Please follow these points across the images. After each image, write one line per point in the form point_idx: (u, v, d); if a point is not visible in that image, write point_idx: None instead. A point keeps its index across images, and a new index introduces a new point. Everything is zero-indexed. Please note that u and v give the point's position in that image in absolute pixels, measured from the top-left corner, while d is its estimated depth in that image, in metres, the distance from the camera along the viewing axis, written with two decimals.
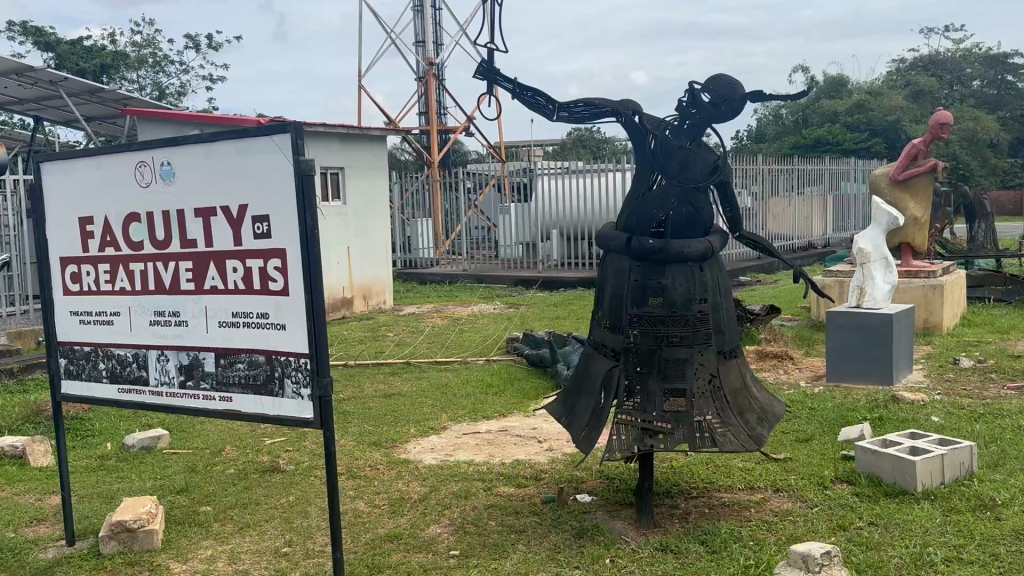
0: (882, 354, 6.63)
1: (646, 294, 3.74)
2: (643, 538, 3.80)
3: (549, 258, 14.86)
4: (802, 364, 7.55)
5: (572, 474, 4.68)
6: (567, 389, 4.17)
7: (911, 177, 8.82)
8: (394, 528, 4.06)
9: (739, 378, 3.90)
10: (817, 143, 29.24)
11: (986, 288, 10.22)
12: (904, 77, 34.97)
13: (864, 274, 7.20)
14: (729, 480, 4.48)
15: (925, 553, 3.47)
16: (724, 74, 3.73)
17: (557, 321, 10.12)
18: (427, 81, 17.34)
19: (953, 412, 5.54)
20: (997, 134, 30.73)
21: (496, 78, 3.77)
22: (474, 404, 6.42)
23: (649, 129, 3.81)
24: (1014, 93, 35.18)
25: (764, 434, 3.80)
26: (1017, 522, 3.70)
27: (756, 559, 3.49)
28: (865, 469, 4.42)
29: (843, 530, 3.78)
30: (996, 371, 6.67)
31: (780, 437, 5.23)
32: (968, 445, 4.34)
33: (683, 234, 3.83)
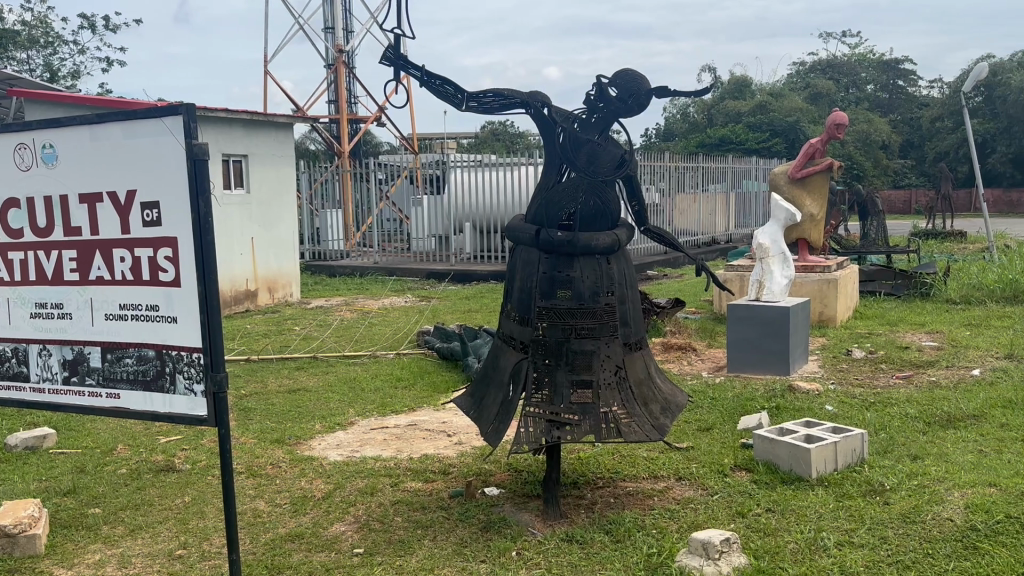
0: (779, 345, 6.85)
1: (555, 286, 3.74)
2: (549, 530, 3.80)
3: (462, 251, 14.79)
4: (705, 355, 7.76)
5: (481, 468, 4.66)
6: (475, 381, 4.14)
7: (808, 175, 9.15)
8: (295, 527, 3.95)
9: (644, 369, 3.95)
10: (722, 141, 30.09)
11: (876, 282, 10.71)
12: (802, 80, 36.40)
13: (763, 269, 7.42)
14: (634, 469, 4.55)
15: (819, 538, 3.59)
16: (629, 68, 3.74)
17: (468, 314, 10.08)
18: (337, 69, 16.92)
19: (844, 401, 5.78)
20: (889, 136, 32.30)
21: (404, 65, 3.69)
22: (382, 398, 6.33)
23: (558, 121, 3.80)
24: (903, 97, 37.09)
25: (668, 424, 3.84)
26: (904, 506, 3.87)
27: (659, 547, 3.55)
28: (763, 456, 4.56)
29: (742, 517, 3.88)
30: (886, 362, 6.99)
31: (683, 426, 5.35)
32: (859, 433, 4.52)
33: (590, 227, 3.84)
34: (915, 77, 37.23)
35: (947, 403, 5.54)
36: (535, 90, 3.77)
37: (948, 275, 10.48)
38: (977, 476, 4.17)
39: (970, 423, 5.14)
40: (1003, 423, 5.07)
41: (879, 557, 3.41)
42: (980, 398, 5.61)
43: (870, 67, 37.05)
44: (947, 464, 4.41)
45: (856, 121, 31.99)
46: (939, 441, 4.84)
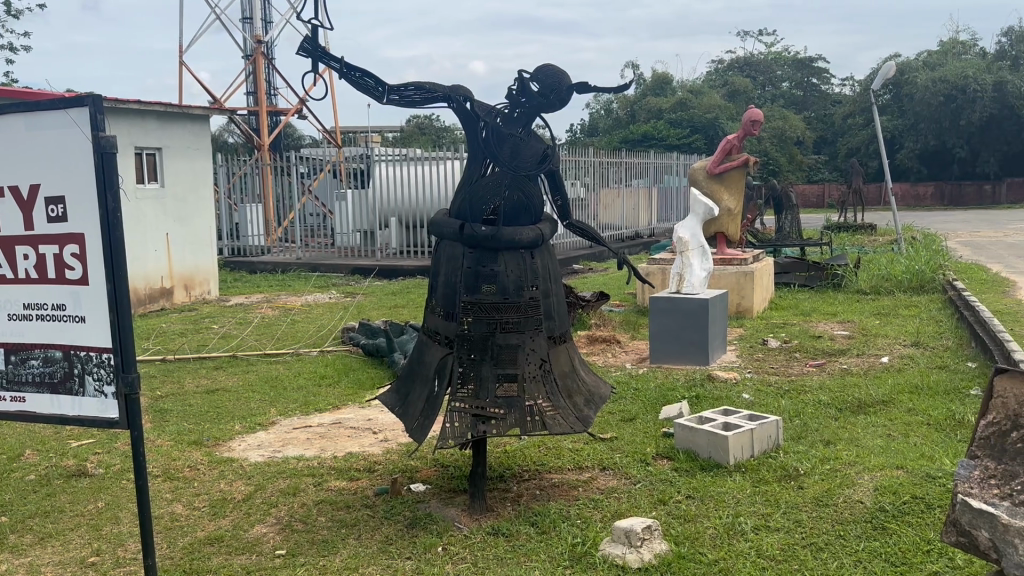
0: (699, 336, 7.03)
1: (479, 280, 3.74)
2: (475, 523, 3.81)
3: (387, 246, 14.65)
4: (629, 347, 7.90)
5: (407, 464, 4.63)
6: (400, 377, 4.11)
7: (725, 170, 9.38)
8: (215, 530, 3.85)
9: (568, 362, 3.99)
10: (644, 138, 30.41)
11: (791, 274, 11.09)
12: (720, 78, 37.33)
13: (683, 262, 7.60)
14: (560, 461, 4.60)
15: (737, 523, 3.70)
16: (551, 63, 3.77)
17: (394, 310, 10.00)
18: (255, 60, 16.49)
19: (761, 389, 5.97)
20: (803, 133, 33.46)
21: (323, 57, 3.63)
22: (306, 396, 6.23)
23: (481, 115, 3.80)
24: (816, 94, 38.47)
25: (591, 416, 3.89)
26: (816, 490, 4.03)
27: (583, 537, 3.60)
28: (683, 445, 4.68)
29: (663, 504, 3.97)
30: (800, 351, 7.25)
31: (607, 418, 5.43)
32: (774, 420, 4.68)
33: (515, 221, 3.86)
34: (828, 75, 38.61)
35: (858, 389, 5.79)
36: (457, 84, 3.75)
37: (858, 267, 10.91)
38: (886, 459, 4.37)
39: (879, 409, 5.37)
40: (910, 408, 5.32)
41: (794, 539, 3.53)
42: (889, 384, 5.88)
43: (785, 66, 38.40)
44: (858, 448, 4.61)
45: (772, 117, 33.00)
46: (850, 426, 5.05)
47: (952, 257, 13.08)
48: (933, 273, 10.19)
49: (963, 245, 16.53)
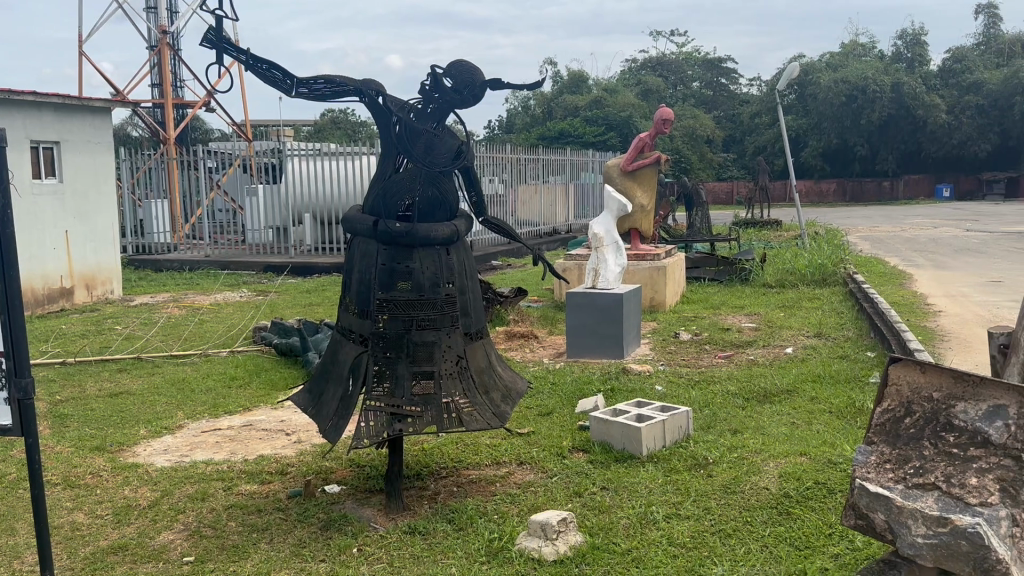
0: (612, 330, 7.16)
1: (394, 278, 3.71)
2: (391, 523, 3.78)
3: (301, 243, 14.36)
4: (546, 342, 7.97)
5: (320, 465, 4.56)
6: (314, 376, 4.05)
7: (638, 168, 9.55)
8: (119, 539, 3.71)
9: (485, 358, 3.99)
10: (560, 134, 30.19)
11: (701, 269, 11.39)
12: (635, 78, 38.09)
13: (598, 258, 7.71)
14: (477, 457, 4.62)
15: (649, 512, 3.79)
16: (464, 59, 3.76)
17: (308, 308, 9.81)
18: (160, 51, 15.88)
19: (672, 381, 6.13)
20: (713, 132, 34.39)
21: (228, 48, 3.53)
22: (215, 398, 6.05)
23: (393, 110, 3.76)
24: (725, 94, 39.62)
25: (508, 412, 3.92)
26: (725, 478, 4.16)
27: (499, 532, 3.62)
28: (598, 437, 4.75)
29: (578, 496, 4.03)
30: (709, 343, 7.46)
31: (524, 413, 5.47)
32: (684, 411, 4.81)
33: (429, 217, 3.84)
34: (736, 76, 39.80)
35: (763, 379, 6.00)
36: (368, 78, 3.70)
37: (764, 261, 11.30)
38: (790, 446, 4.54)
39: (784, 398, 5.58)
40: (812, 397, 5.55)
41: (703, 527, 3.64)
42: (792, 373, 6.12)
43: (696, 66, 39.54)
44: (763, 436, 4.78)
45: (684, 116, 33.80)
46: (756, 415, 5.23)
47: (852, 251, 13.69)
48: (833, 267, 10.64)
49: (863, 240, 17.29)
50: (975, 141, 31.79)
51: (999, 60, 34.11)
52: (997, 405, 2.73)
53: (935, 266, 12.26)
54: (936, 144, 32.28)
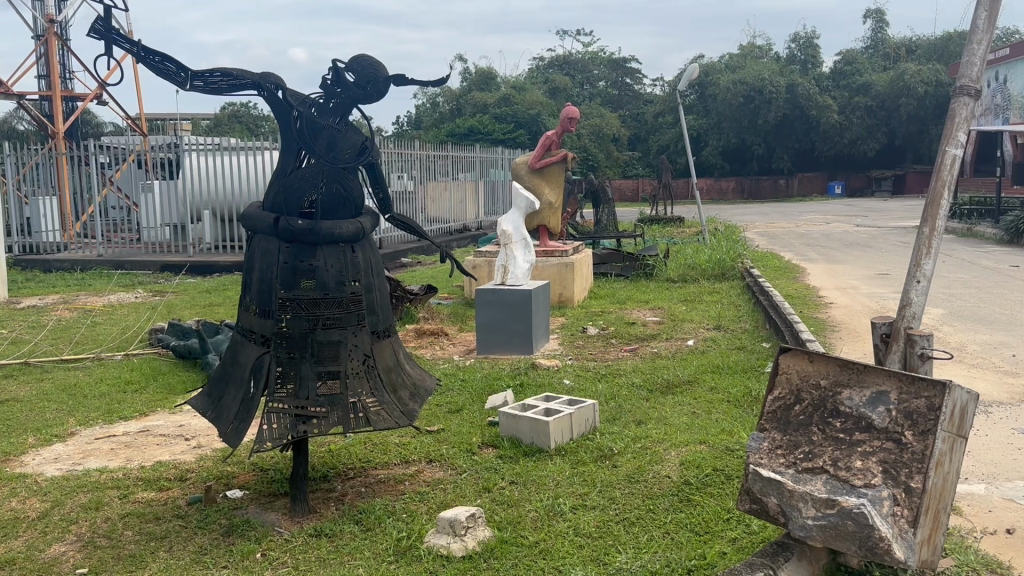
0: (521, 327, 7.21)
1: (297, 276, 3.63)
2: (296, 527, 3.71)
3: (201, 241, 13.88)
4: (456, 339, 7.96)
5: (223, 470, 4.44)
6: (214, 378, 3.93)
7: (546, 165, 9.65)
8: (5, 553, 3.51)
9: (392, 356, 3.96)
10: (469, 131, 30.36)
11: (608, 265, 11.59)
12: (542, 76, 38.46)
13: (507, 255, 7.75)
14: (385, 456, 4.57)
15: (556, 505, 3.84)
16: (366, 54, 3.72)
17: (209, 308, 9.50)
18: (47, 40, 15.05)
19: (580, 374, 6.24)
20: (619, 131, 35.06)
21: (116, 39, 3.38)
22: (109, 404, 5.79)
23: (294, 104, 3.68)
24: (630, 93, 40.48)
25: (417, 410, 3.90)
26: (630, 468, 4.26)
27: (407, 531, 3.60)
28: (507, 432, 4.79)
29: (487, 492, 4.06)
30: (616, 337, 7.63)
31: (434, 410, 5.46)
32: (590, 404, 4.90)
33: (333, 215, 3.78)
34: (640, 75, 40.64)
35: (667, 371, 6.17)
36: (267, 72, 3.61)
37: (667, 257, 11.58)
38: (690, 435, 4.69)
39: (686, 388, 5.76)
40: (711, 387, 5.74)
41: (608, 516, 3.72)
42: (693, 364, 6.32)
43: (601, 65, 40.28)
44: (666, 425, 4.93)
45: (591, 115, 34.37)
46: (659, 406, 5.38)
47: (749, 246, 14.21)
48: (732, 262, 11.03)
49: (761, 236, 18.01)
50: (864, 141, 33.51)
51: (885, 62, 35.98)
52: (879, 391, 2.88)
53: (826, 260, 12.88)
54: (829, 143, 33.76)
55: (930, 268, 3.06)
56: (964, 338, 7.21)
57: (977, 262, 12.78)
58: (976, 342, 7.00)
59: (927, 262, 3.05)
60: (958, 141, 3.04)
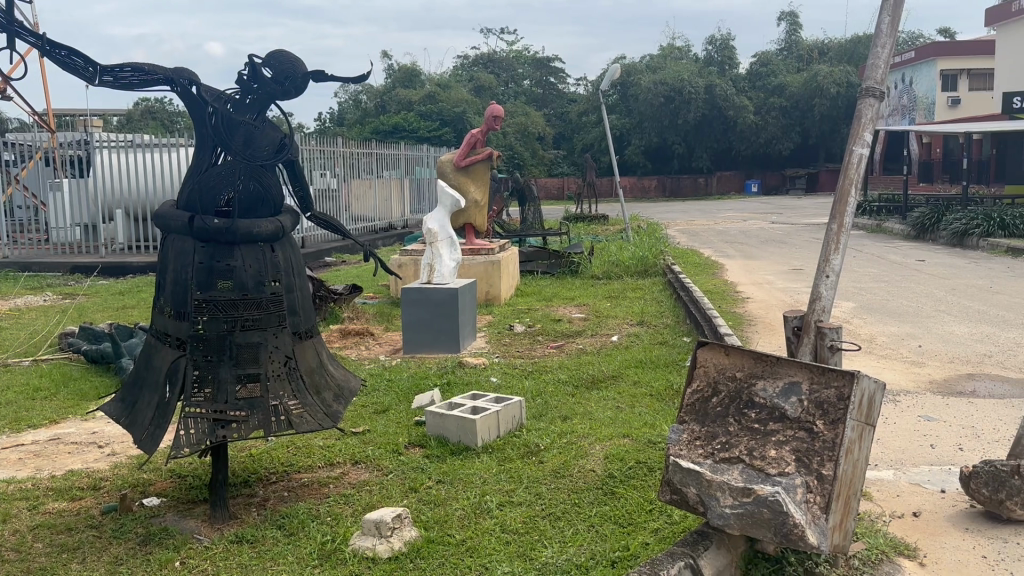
0: (448, 325, 7.19)
1: (213, 277, 3.53)
2: (217, 534, 3.62)
3: (113, 241, 13.39)
4: (382, 339, 7.88)
5: (139, 477, 4.29)
6: (128, 384, 3.80)
7: (471, 163, 9.65)
8: None
9: (315, 357, 3.89)
10: (393, 129, 30.21)
11: (534, 262, 11.63)
12: (467, 74, 38.41)
13: (433, 252, 7.71)
14: (308, 460, 4.50)
15: (483, 502, 3.85)
16: (284, 49, 3.65)
17: (123, 312, 9.15)
18: None
19: (507, 372, 6.26)
20: (544, 129, 35.26)
21: (17, 32, 3.22)
22: (15, 412, 5.53)
23: (209, 100, 3.59)
24: (554, 92, 40.77)
25: (340, 411, 3.85)
26: (555, 463, 4.30)
27: (332, 534, 3.55)
28: (434, 431, 4.77)
29: (414, 491, 4.03)
30: (542, 334, 7.68)
31: (359, 411, 5.40)
32: (517, 401, 4.93)
33: (251, 213, 3.69)
34: (564, 75, 41.00)
35: (591, 366, 6.25)
36: (180, 66, 3.50)
37: (592, 254, 11.73)
38: (615, 429, 4.76)
39: (610, 383, 5.85)
40: (635, 381, 5.85)
41: (535, 512, 3.74)
42: (618, 360, 6.43)
43: (526, 64, 40.50)
44: (591, 420, 4.99)
45: (515, 114, 34.50)
46: (585, 401, 5.44)
47: (671, 244, 14.49)
48: (655, 259, 11.24)
49: (682, 233, 18.40)
50: (779, 141, 34.59)
51: (799, 64, 37.25)
52: (792, 382, 2.98)
53: (744, 257, 13.25)
54: (745, 143, 34.94)
55: (839, 264, 3.19)
56: (873, 329, 7.53)
57: (885, 257, 13.34)
58: (884, 334, 7.32)
59: (835, 258, 3.17)
60: (864, 141, 3.16)
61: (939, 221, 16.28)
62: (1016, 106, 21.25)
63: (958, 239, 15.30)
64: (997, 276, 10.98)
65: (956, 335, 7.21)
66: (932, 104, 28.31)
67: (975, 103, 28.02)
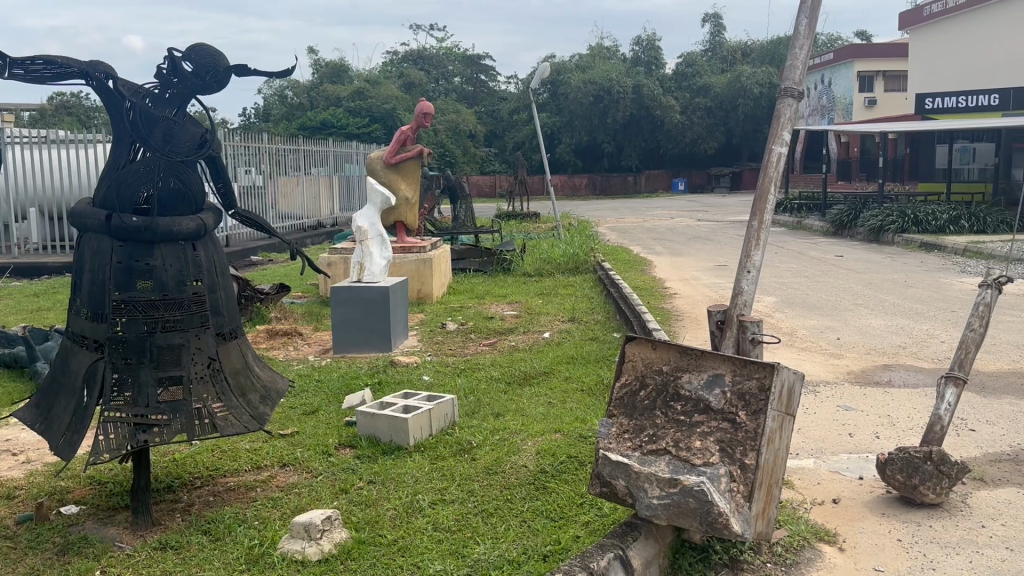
0: (379, 324, 7.13)
1: (132, 277, 3.43)
2: (139, 541, 3.51)
3: (27, 241, 12.86)
4: (311, 339, 7.77)
5: (56, 485, 4.12)
6: (42, 388, 3.65)
7: (401, 160, 9.56)
8: None
9: (240, 359, 3.81)
10: (322, 125, 29.75)
11: (466, 260, 11.61)
12: (397, 70, 38.08)
13: (363, 251, 7.63)
14: (235, 463, 4.40)
15: (415, 501, 3.83)
16: (205, 43, 3.55)
17: (36, 314, 8.78)
18: None
19: (440, 370, 6.24)
20: (475, 127, 35.22)
21: None
22: None
23: (126, 94, 3.47)
24: (484, 90, 40.74)
25: (267, 414, 3.78)
26: (488, 460, 4.31)
27: (260, 538, 3.49)
28: (365, 431, 4.72)
29: (344, 493, 3.99)
30: (474, 331, 7.69)
31: (287, 413, 5.30)
32: (449, 399, 4.92)
33: (171, 211, 3.60)
34: (495, 73, 41.05)
35: (523, 363, 6.29)
36: (95, 59, 3.38)
37: (523, 251, 11.79)
38: (546, 425, 4.81)
39: (542, 379, 5.90)
40: (566, 376, 5.91)
41: (467, 509, 3.74)
42: (549, 356, 6.48)
43: (456, 61, 40.36)
44: (523, 417, 5.02)
45: (446, 111, 34.38)
46: (517, 398, 5.46)
47: (601, 241, 14.67)
48: (585, 257, 11.37)
49: (612, 230, 18.66)
50: (704, 141, 35.10)
51: (723, 65, 38.15)
52: (716, 374, 3.06)
53: (672, 253, 13.52)
54: (672, 142, 35.60)
55: (760, 259, 3.28)
56: (794, 323, 7.77)
57: (806, 253, 13.79)
58: (804, 327, 7.56)
59: (756, 253, 3.26)
60: (782, 140, 3.26)
61: (855, 218, 16.90)
62: (928, 107, 22.16)
63: (874, 235, 15.90)
64: (910, 270, 11.46)
65: (871, 327, 7.51)
66: (849, 105, 29.38)
67: (889, 103, 29.12)
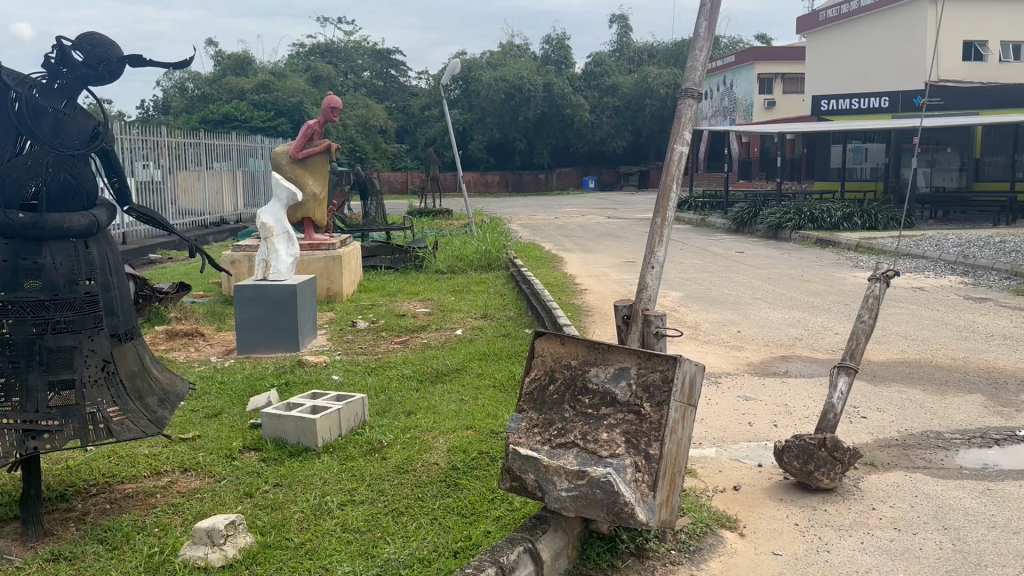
0: (286, 323, 6.98)
1: (18, 276, 3.26)
2: (30, 552, 3.35)
3: None
4: (214, 339, 7.54)
5: None
6: None
7: (308, 156, 9.35)
8: None
9: (137, 360, 3.67)
10: (225, 118, 28.86)
11: (378, 257, 11.46)
12: (304, 64, 37.32)
13: (268, 248, 7.44)
14: (133, 469, 4.24)
15: (323, 503, 3.77)
16: (96, 32, 3.41)
17: None
18: None
19: (350, 369, 6.17)
20: (385, 123, 34.86)
21: None
22: None
23: (11, 84, 3.29)
24: (394, 85, 40.35)
25: (166, 417, 3.66)
26: (398, 459, 4.29)
27: (160, 545, 3.38)
28: (271, 434, 4.62)
29: (249, 497, 3.90)
30: (385, 329, 7.63)
31: (188, 416, 5.14)
32: (358, 398, 4.87)
33: (60, 206, 3.43)
34: (405, 68, 40.72)
35: (435, 360, 6.27)
36: None
37: (435, 249, 11.74)
38: (458, 422, 4.81)
39: (454, 376, 5.90)
40: (478, 373, 5.93)
41: (377, 509, 3.71)
42: (461, 353, 6.48)
43: (364, 55, 39.83)
44: (435, 414, 5.01)
45: (356, 106, 33.88)
46: (429, 396, 5.44)
47: (513, 238, 14.75)
48: (497, 253, 11.41)
49: (524, 227, 18.79)
50: (613, 139, 35.94)
51: (630, 66, 38.91)
52: (622, 367, 3.13)
53: (582, 250, 13.71)
54: (582, 140, 36.14)
55: (663, 255, 3.37)
56: (698, 317, 8.01)
57: (710, 249, 14.21)
58: (708, 321, 7.81)
59: (659, 250, 3.35)
60: (683, 140, 3.35)
61: (756, 215, 17.53)
62: (823, 108, 23.20)
63: (773, 232, 16.52)
64: (807, 265, 11.96)
65: (771, 320, 7.81)
66: (751, 106, 30.46)
67: (788, 105, 30.32)
